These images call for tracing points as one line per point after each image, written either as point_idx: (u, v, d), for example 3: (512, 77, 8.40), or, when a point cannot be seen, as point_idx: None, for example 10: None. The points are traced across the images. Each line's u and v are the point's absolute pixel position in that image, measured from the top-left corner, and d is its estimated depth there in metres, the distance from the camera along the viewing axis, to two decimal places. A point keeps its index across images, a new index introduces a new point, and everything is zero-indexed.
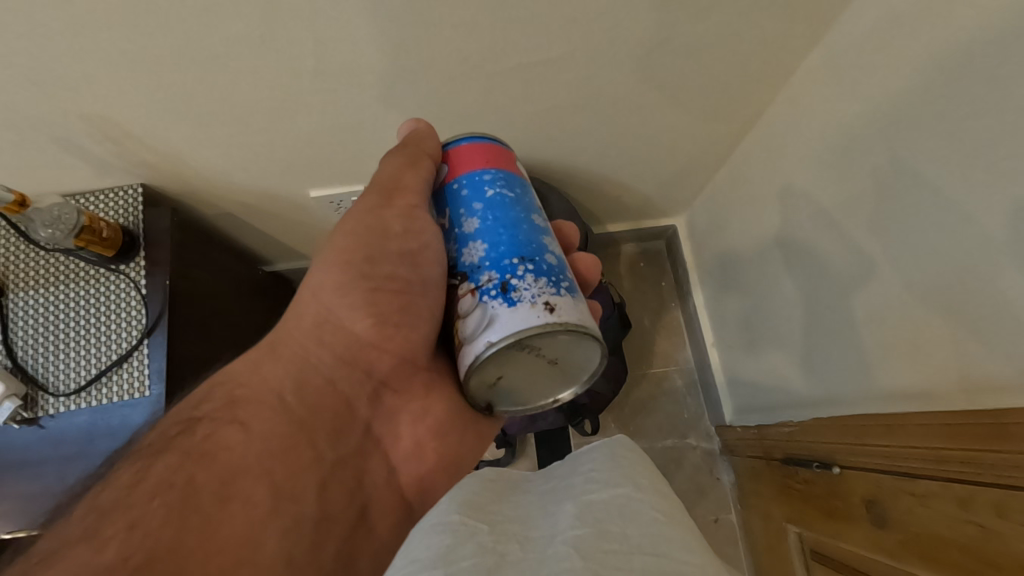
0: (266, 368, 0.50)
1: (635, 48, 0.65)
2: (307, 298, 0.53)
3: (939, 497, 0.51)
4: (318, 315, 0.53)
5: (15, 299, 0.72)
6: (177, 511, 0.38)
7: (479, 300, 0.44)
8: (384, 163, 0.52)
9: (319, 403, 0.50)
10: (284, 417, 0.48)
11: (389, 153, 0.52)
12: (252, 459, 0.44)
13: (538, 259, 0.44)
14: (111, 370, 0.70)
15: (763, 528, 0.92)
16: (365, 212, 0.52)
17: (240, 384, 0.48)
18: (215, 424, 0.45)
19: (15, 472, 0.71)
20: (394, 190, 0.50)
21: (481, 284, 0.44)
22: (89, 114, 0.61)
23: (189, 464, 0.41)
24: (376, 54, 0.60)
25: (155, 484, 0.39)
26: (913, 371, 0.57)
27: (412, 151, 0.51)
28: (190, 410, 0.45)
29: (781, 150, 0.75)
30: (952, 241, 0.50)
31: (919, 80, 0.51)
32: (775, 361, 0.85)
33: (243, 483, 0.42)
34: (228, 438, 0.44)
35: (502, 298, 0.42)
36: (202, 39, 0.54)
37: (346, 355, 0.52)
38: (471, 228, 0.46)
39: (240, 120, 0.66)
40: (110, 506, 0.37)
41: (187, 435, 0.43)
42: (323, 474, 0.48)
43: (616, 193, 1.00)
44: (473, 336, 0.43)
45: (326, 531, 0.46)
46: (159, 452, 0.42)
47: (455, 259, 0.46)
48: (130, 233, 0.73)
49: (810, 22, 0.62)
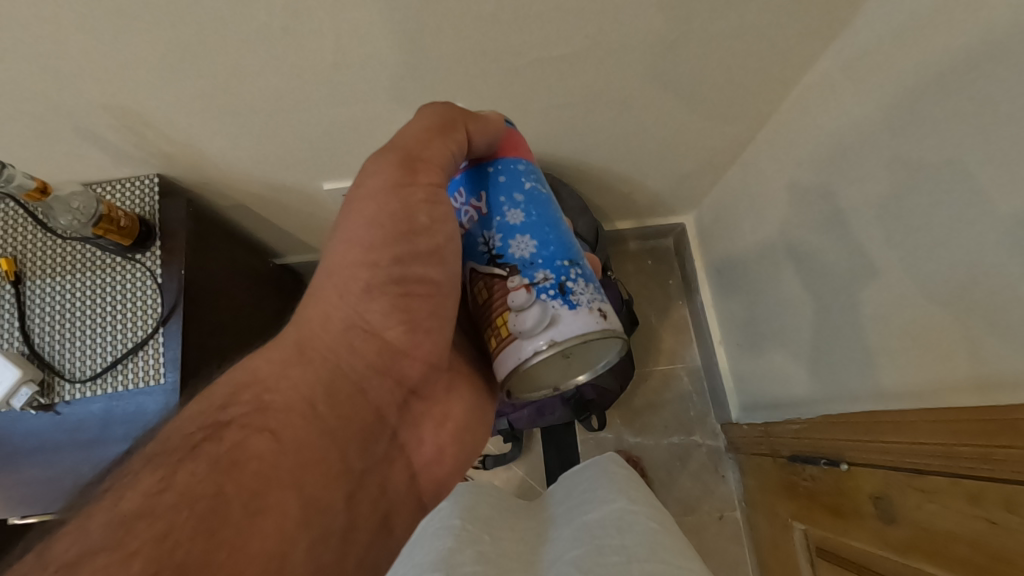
0: (295, 371, 0.46)
1: (649, 45, 0.65)
2: (331, 294, 0.49)
3: (948, 494, 0.52)
4: (347, 318, 0.49)
5: (32, 286, 0.73)
6: (204, 522, 0.35)
7: (536, 297, 0.45)
8: (412, 133, 0.47)
9: (350, 410, 0.47)
10: (316, 423, 0.44)
11: (417, 123, 0.48)
12: (282, 471, 0.40)
13: (580, 263, 0.48)
14: (127, 358, 0.71)
15: (768, 525, 0.93)
16: (384, 192, 0.47)
17: (268, 387, 0.45)
18: (243, 429, 0.41)
19: (29, 459, 0.71)
20: (420, 169, 0.47)
21: (537, 281, 0.45)
22: (108, 104, 0.62)
23: (221, 472, 0.38)
24: (395, 50, 0.60)
25: (182, 493, 0.36)
26: (922, 368, 0.58)
27: (443, 125, 0.47)
28: (214, 412, 0.42)
29: (791, 149, 0.75)
30: (960, 238, 0.51)
31: (932, 78, 0.51)
32: (783, 359, 0.85)
33: (273, 495, 0.39)
34: (257, 447, 0.40)
35: (562, 299, 0.45)
36: (220, 32, 0.55)
37: (378, 363, 0.49)
38: (517, 220, 0.46)
39: (256, 113, 0.67)
40: (133, 515, 0.34)
41: (214, 441, 0.40)
42: (351, 484, 0.45)
43: (626, 191, 1.00)
44: (529, 332, 0.45)
45: (351, 537, 0.44)
46: (183, 456, 0.38)
47: (500, 249, 0.46)
48: (147, 222, 0.74)
49: (824, 23, 0.62)
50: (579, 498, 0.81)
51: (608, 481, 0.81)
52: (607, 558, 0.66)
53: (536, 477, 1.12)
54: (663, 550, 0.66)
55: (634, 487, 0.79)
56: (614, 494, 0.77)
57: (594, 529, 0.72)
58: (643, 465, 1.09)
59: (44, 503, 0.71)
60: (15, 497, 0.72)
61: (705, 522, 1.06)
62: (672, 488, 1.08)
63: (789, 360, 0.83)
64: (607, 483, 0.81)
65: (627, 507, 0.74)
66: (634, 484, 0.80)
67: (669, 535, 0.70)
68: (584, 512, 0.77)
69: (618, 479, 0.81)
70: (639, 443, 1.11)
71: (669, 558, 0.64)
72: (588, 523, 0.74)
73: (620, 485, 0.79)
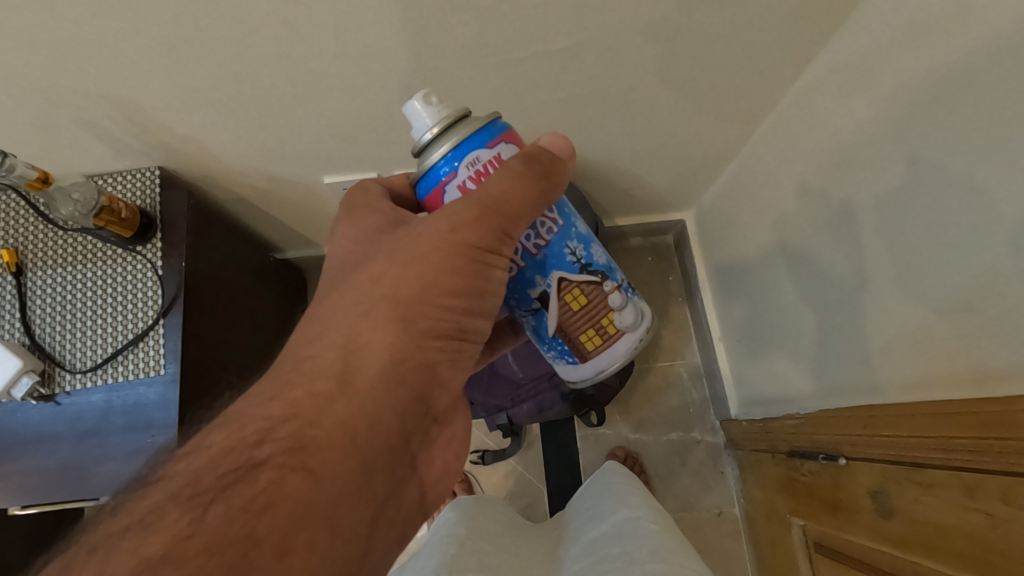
0: (338, 406, 0.42)
1: (647, 42, 0.65)
2: (391, 325, 0.45)
3: (946, 486, 0.52)
4: (397, 354, 0.45)
5: (32, 276, 0.73)
6: (232, 567, 0.33)
7: (625, 295, 0.56)
8: (509, 193, 0.46)
9: (388, 439, 0.43)
10: (355, 457, 0.41)
11: (513, 180, 0.46)
12: (317, 510, 0.37)
13: None
14: (127, 349, 0.71)
15: (767, 520, 0.93)
16: (471, 244, 0.46)
17: (312, 421, 0.41)
18: (277, 467, 0.38)
19: (28, 449, 0.72)
20: (505, 239, 0.47)
21: (621, 281, 0.56)
22: (109, 96, 0.62)
23: (253, 517, 0.35)
24: (394, 43, 0.60)
25: (210, 538, 0.34)
26: (919, 362, 0.58)
27: (537, 196, 0.48)
28: (249, 450, 0.38)
29: (790, 145, 0.75)
30: (956, 232, 0.51)
31: (930, 72, 0.51)
32: (782, 354, 0.85)
33: (303, 532, 0.36)
34: (293, 486, 0.37)
35: (634, 292, 0.58)
36: (220, 25, 0.55)
37: (421, 392, 0.46)
38: (586, 229, 0.54)
39: (256, 106, 0.67)
40: (157, 561, 0.32)
41: (247, 481, 0.37)
42: (378, 512, 0.42)
43: (625, 187, 1.00)
44: (628, 325, 0.56)
45: (374, 564, 0.41)
46: (212, 498, 0.36)
47: (589, 257, 0.53)
48: (148, 214, 0.74)
49: (823, 20, 0.62)
50: (585, 517, 0.82)
51: (611, 492, 0.82)
52: (608, 566, 0.67)
53: (536, 472, 1.12)
54: (664, 551, 0.66)
55: (635, 492, 0.80)
56: (615, 505, 0.78)
57: (597, 544, 0.73)
58: (643, 461, 1.10)
59: (42, 494, 0.70)
60: (13, 489, 0.71)
61: (702, 518, 1.06)
62: (671, 483, 1.09)
63: (789, 355, 0.83)
64: (609, 495, 0.81)
65: (628, 515, 0.74)
66: (633, 489, 0.81)
67: (669, 535, 0.70)
68: (589, 529, 0.78)
69: (620, 487, 0.82)
70: (638, 439, 1.12)
71: (670, 559, 0.64)
72: (592, 538, 0.75)
73: (621, 494, 0.80)
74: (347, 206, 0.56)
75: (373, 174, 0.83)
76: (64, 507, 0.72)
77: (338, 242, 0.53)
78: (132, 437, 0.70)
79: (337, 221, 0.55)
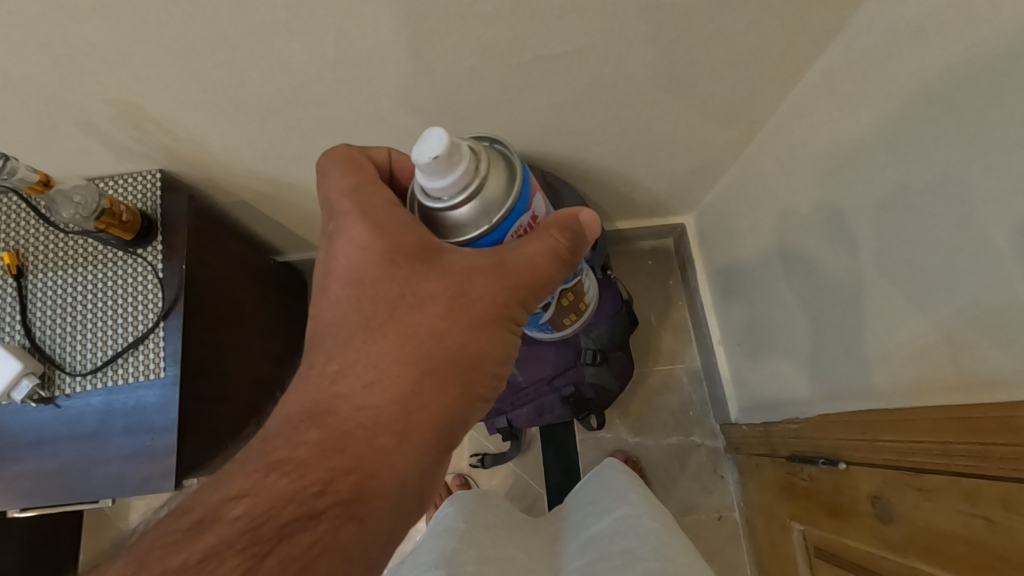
0: (394, 459, 0.44)
1: (647, 47, 0.65)
2: (446, 389, 0.47)
3: (947, 492, 0.52)
4: (447, 416, 0.47)
5: (33, 279, 0.73)
6: None
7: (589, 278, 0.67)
8: (553, 276, 0.49)
9: (428, 487, 0.47)
10: (401, 506, 0.44)
11: (558, 264, 0.49)
12: (368, 556, 0.41)
13: None
14: (127, 352, 0.71)
15: (767, 525, 0.93)
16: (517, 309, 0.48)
17: (370, 473, 0.43)
18: (333, 518, 0.41)
19: (26, 452, 0.71)
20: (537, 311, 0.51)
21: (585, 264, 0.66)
22: (111, 99, 0.62)
23: (309, 564, 0.38)
24: (394, 46, 0.60)
25: None
26: (917, 366, 0.58)
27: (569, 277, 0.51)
28: (310, 500, 0.41)
29: (790, 151, 0.75)
30: (957, 240, 0.50)
31: (930, 80, 0.51)
32: (780, 357, 0.85)
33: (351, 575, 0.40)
34: (349, 536, 0.41)
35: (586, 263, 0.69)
36: (221, 28, 0.55)
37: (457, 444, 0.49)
38: None
39: (257, 109, 0.67)
40: None
41: (305, 530, 0.40)
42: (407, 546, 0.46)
43: (625, 190, 1.00)
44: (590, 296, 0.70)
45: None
46: (269, 547, 0.38)
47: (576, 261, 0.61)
48: (149, 217, 0.74)
49: (823, 26, 0.62)
50: (586, 511, 0.82)
51: (612, 489, 0.81)
52: (611, 563, 0.66)
53: (536, 476, 1.12)
54: (665, 550, 0.66)
55: (635, 490, 0.79)
56: (616, 502, 0.77)
57: (597, 541, 0.73)
58: (642, 465, 1.10)
59: (42, 498, 0.70)
60: (11, 492, 0.71)
61: (703, 523, 1.06)
62: (671, 487, 1.09)
63: (789, 359, 0.83)
64: (609, 492, 0.81)
65: (628, 512, 0.73)
66: (633, 486, 0.80)
67: (671, 533, 0.70)
68: (590, 525, 0.77)
69: (620, 485, 0.81)
70: (638, 443, 1.12)
71: (672, 558, 0.64)
72: (594, 535, 0.74)
73: (621, 491, 0.79)
74: (356, 201, 0.49)
75: None
76: (64, 510, 0.72)
77: (355, 252, 0.48)
78: (132, 440, 0.70)
79: (344, 220, 0.49)
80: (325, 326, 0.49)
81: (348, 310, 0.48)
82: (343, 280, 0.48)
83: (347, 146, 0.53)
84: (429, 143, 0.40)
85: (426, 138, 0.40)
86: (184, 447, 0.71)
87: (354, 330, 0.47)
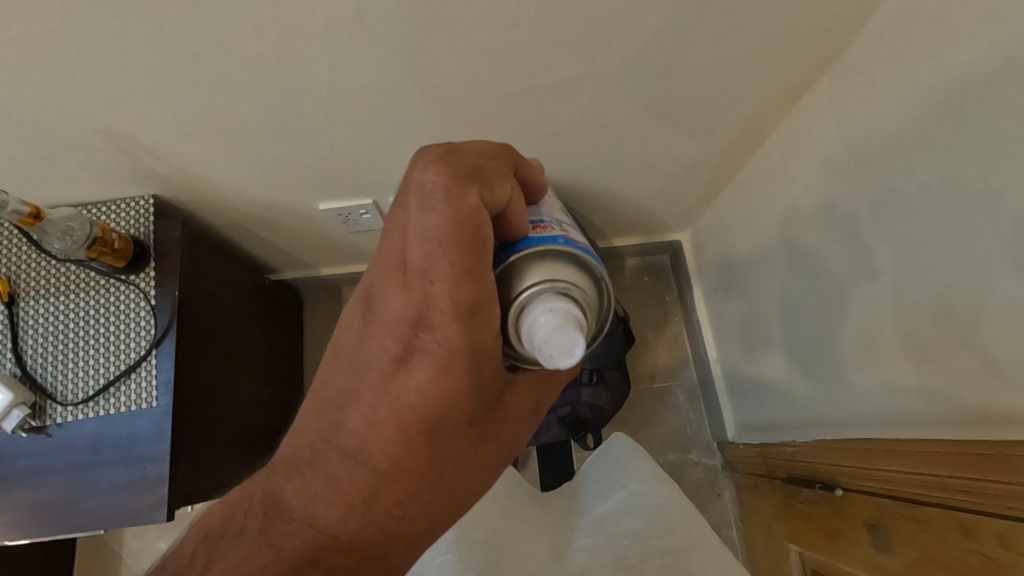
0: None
1: (645, 72, 0.65)
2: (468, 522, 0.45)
3: (942, 525, 0.51)
4: None
5: (25, 307, 0.73)
6: None
7: None
8: None
9: None
10: None
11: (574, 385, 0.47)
12: None
13: None
14: (120, 380, 0.71)
15: (764, 544, 0.92)
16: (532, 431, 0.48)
17: None
18: None
19: (18, 483, 0.70)
20: None
21: None
22: (106, 129, 0.62)
23: None
24: (390, 74, 0.60)
25: None
26: (915, 399, 0.57)
27: None
28: None
29: (785, 175, 0.75)
30: (955, 277, 0.51)
31: (926, 113, 0.51)
32: (779, 380, 0.85)
33: None
34: None
35: None
36: (217, 58, 0.55)
37: None
38: None
39: (252, 137, 0.67)
40: None
41: None
42: None
43: (621, 209, 1.00)
44: None
45: None
46: None
47: None
48: (141, 244, 0.73)
49: (818, 54, 0.63)
50: (592, 489, 0.71)
51: (620, 464, 0.70)
52: (618, 541, 0.57)
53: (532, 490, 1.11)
54: (679, 533, 0.55)
55: (645, 464, 0.68)
56: (625, 479, 0.66)
57: (604, 521, 0.61)
58: None
59: (33, 529, 0.69)
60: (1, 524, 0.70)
61: None
62: None
63: (786, 382, 0.83)
64: (618, 470, 0.69)
65: (635, 491, 0.62)
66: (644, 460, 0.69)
67: (681, 508, 0.59)
68: (596, 505, 0.66)
69: (629, 461, 0.69)
70: None
71: (686, 539, 0.54)
72: (600, 514, 0.63)
73: (629, 468, 0.68)
74: (463, 331, 0.35)
75: (368, 201, 0.84)
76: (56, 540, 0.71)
77: (435, 397, 0.37)
78: (125, 468, 0.70)
79: (434, 344, 0.36)
80: (369, 449, 0.39)
81: (405, 455, 0.38)
82: (409, 418, 0.37)
83: (480, 210, 0.34)
84: (562, 339, 0.34)
85: (561, 327, 0.35)
86: (178, 475, 0.71)
87: (408, 476, 0.39)
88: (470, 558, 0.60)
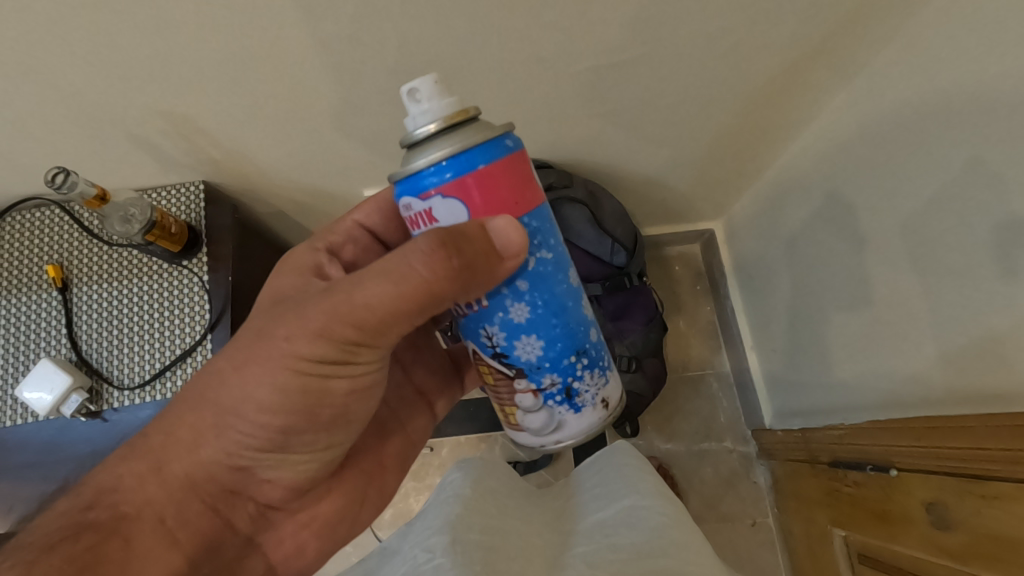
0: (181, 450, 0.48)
1: (699, 51, 0.65)
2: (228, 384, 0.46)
3: (1012, 499, 0.51)
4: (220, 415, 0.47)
5: (79, 293, 0.73)
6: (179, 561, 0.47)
7: (542, 402, 0.48)
8: (378, 298, 0.42)
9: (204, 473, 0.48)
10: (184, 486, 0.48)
11: (392, 285, 0.41)
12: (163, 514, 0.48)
13: (590, 350, 0.48)
14: (175, 365, 0.71)
15: (805, 531, 0.92)
16: (350, 324, 0.43)
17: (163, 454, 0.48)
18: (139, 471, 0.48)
19: (82, 465, 0.72)
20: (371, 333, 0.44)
21: (543, 387, 0.47)
22: (167, 112, 0.62)
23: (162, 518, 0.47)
24: (456, 52, 0.60)
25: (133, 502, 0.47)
26: (971, 375, 0.57)
27: (426, 300, 0.42)
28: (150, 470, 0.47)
29: (822, 157, 0.75)
30: (1007, 249, 0.51)
31: (981, 88, 0.51)
32: (818, 364, 0.85)
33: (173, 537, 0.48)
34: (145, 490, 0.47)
35: (566, 403, 0.48)
36: (280, 37, 0.55)
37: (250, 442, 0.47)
38: (520, 315, 0.44)
39: (310, 121, 0.67)
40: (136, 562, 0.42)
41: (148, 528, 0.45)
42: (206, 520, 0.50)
43: (658, 196, 1.00)
44: (537, 430, 0.49)
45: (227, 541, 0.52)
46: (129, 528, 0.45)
47: (505, 348, 0.45)
48: (194, 230, 0.73)
49: (872, 30, 0.63)
50: (591, 495, 0.72)
51: (632, 474, 0.71)
52: (614, 556, 0.55)
53: None
54: (673, 549, 0.55)
55: (645, 479, 0.69)
56: (625, 489, 0.67)
57: (602, 532, 0.61)
58: (671, 470, 1.09)
59: None
60: None
61: (738, 529, 1.05)
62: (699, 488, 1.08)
63: (827, 364, 0.82)
64: (619, 479, 0.70)
65: (636, 504, 0.63)
66: (644, 476, 0.70)
67: (680, 529, 0.59)
68: (597, 511, 0.67)
69: (630, 472, 0.71)
70: (671, 449, 1.11)
71: (678, 557, 0.53)
72: (601, 523, 0.63)
73: (631, 480, 0.69)
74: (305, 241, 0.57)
75: None
76: None
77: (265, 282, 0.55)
78: None
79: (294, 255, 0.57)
80: None
81: None
82: None
83: None
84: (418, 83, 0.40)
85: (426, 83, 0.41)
86: None
87: None
88: (465, 559, 0.55)
